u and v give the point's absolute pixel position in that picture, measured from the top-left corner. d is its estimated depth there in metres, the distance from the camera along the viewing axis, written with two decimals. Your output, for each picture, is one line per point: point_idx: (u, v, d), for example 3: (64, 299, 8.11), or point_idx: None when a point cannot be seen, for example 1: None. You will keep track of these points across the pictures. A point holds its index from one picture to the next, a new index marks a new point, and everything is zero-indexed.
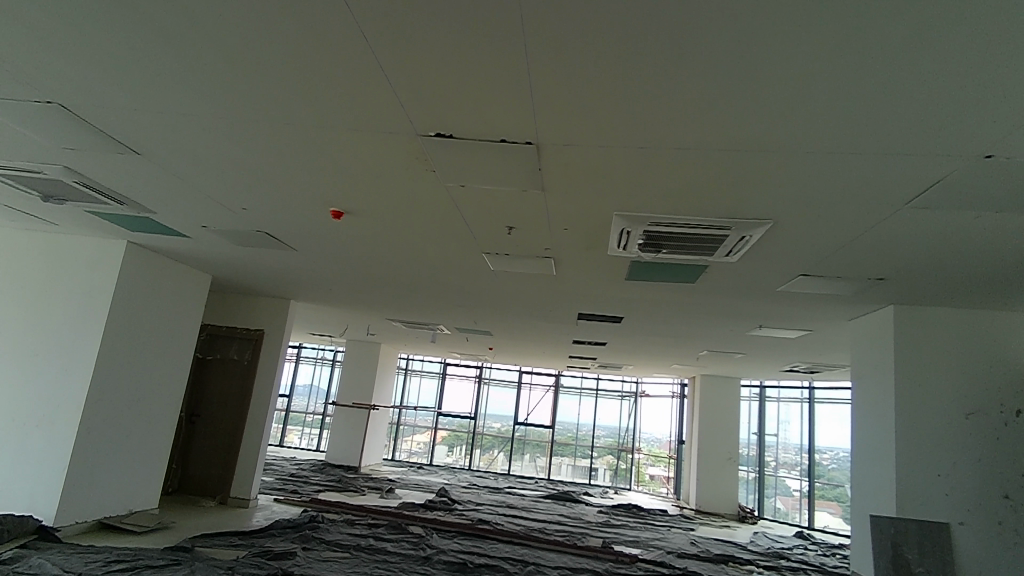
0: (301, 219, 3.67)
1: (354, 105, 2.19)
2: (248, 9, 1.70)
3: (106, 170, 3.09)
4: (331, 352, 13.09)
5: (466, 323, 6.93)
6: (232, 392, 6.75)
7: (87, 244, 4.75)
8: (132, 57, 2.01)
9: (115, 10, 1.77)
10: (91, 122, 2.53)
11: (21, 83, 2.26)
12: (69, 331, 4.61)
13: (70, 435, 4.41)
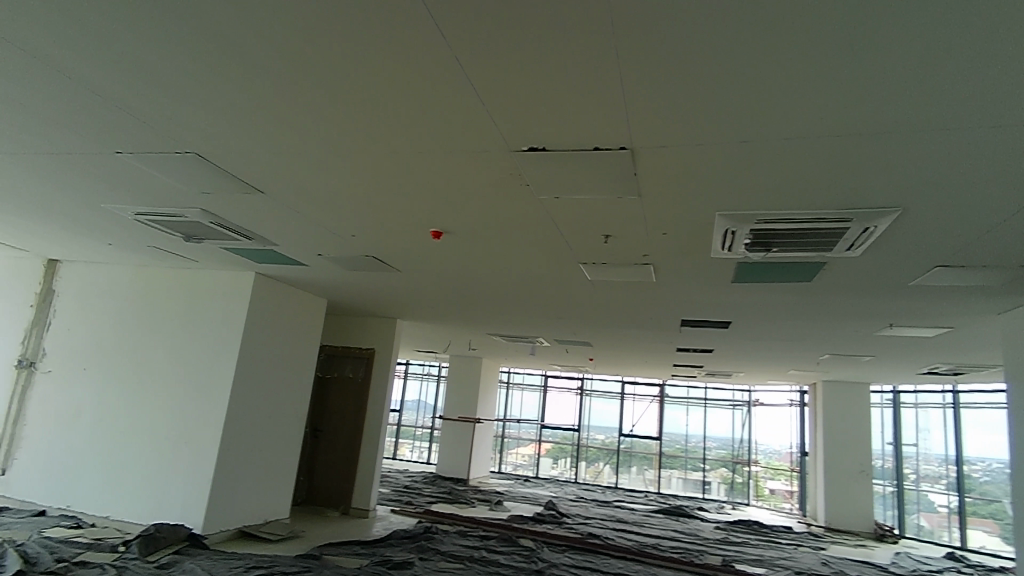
0: (404, 241, 3.85)
1: (449, 127, 2.26)
2: (349, 47, 1.81)
3: (234, 209, 3.41)
4: (436, 368, 13.52)
5: (565, 335, 6.90)
6: (349, 408, 7.17)
7: (222, 277, 5.27)
8: (251, 102, 2.20)
9: (236, 63, 1.95)
10: (221, 167, 2.82)
11: (165, 138, 2.56)
12: (208, 356, 5.12)
13: (212, 451, 4.88)
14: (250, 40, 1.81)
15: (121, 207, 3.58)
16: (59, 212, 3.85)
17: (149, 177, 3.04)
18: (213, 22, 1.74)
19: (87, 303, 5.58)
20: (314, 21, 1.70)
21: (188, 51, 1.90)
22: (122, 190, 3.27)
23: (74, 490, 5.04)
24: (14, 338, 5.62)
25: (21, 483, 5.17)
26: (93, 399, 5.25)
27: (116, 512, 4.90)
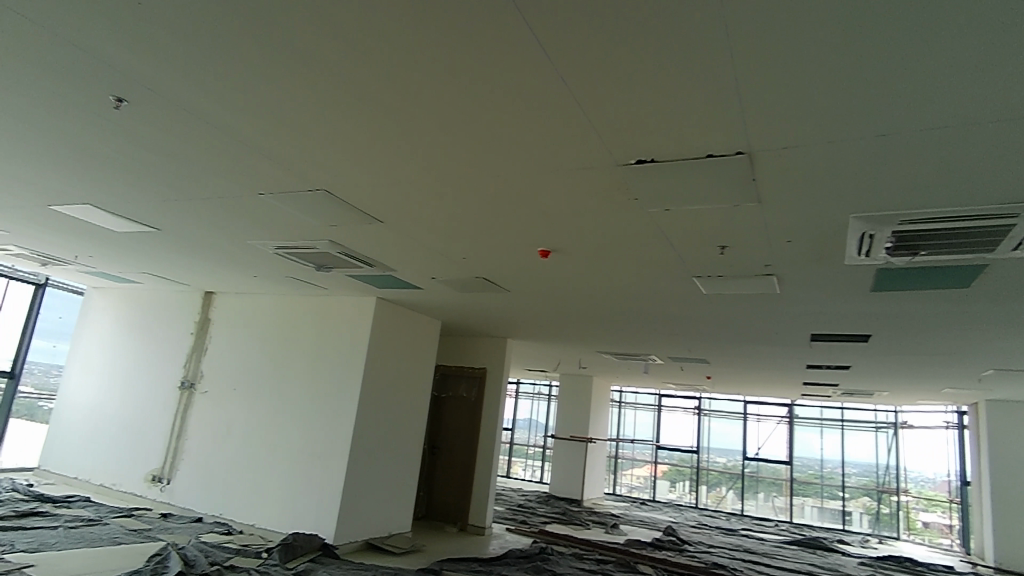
0: (513, 262, 3.90)
1: (555, 146, 2.25)
2: (457, 76, 1.86)
3: (357, 239, 3.65)
4: (547, 387, 13.51)
5: (680, 352, 6.61)
6: (464, 426, 7.35)
7: (348, 303, 5.67)
8: (370, 139, 2.34)
9: (356, 102, 2.08)
10: (345, 201, 3.04)
11: (298, 178, 2.80)
12: (336, 376, 5.50)
13: (341, 466, 5.20)
14: (368, 79, 1.93)
15: (263, 242, 3.96)
16: (213, 250, 4.34)
17: (285, 214, 3.33)
18: (335, 66, 1.87)
19: (236, 330, 6.23)
20: (424, 55, 1.77)
21: (315, 97, 2.07)
22: (263, 227, 3.62)
23: (226, 499, 5.58)
24: (179, 362, 6.39)
25: (183, 491, 5.81)
26: (241, 416, 5.81)
27: (260, 521, 5.35)
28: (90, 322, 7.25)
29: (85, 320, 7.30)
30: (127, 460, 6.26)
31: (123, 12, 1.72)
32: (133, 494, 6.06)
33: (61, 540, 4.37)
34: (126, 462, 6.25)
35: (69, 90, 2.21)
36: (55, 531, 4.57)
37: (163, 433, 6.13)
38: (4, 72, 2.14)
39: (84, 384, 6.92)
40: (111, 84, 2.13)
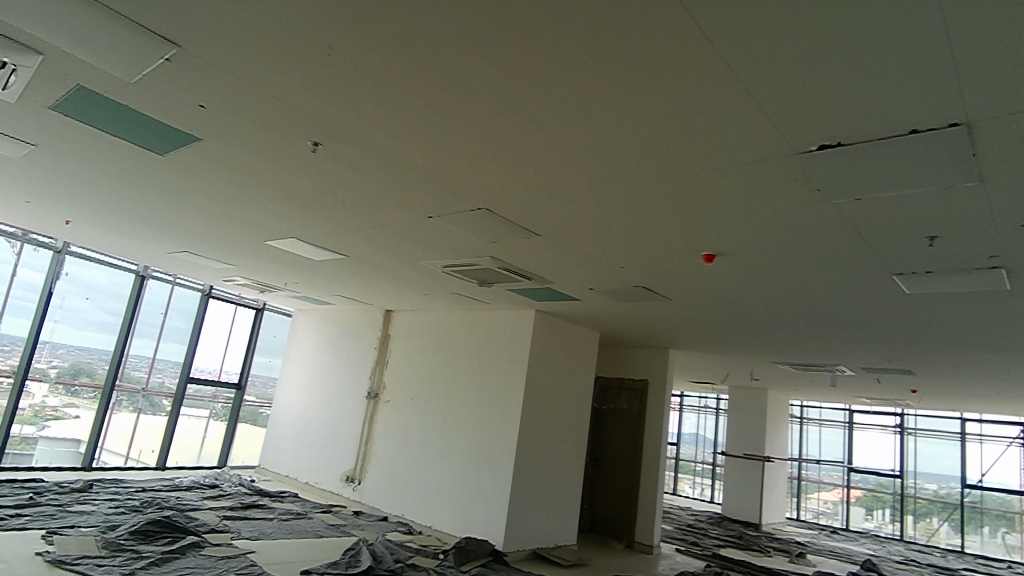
0: (676, 268, 3.71)
1: (721, 140, 2.08)
2: (609, 81, 1.80)
3: (517, 254, 3.74)
4: (714, 400, 12.72)
5: (874, 362, 5.80)
6: (626, 439, 7.17)
7: (508, 317, 5.86)
8: (525, 154, 2.38)
9: (513, 120, 2.11)
10: (505, 218, 3.13)
11: (461, 199, 2.94)
12: (500, 388, 5.68)
13: (507, 474, 5.34)
14: (523, 95, 1.94)
15: (432, 262, 4.24)
16: (390, 272, 4.74)
17: (451, 235, 3.53)
18: (492, 86, 1.91)
19: (411, 345, 6.75)
20: (577, 64, 1.73)
21: (473, 119, 2.15)
22: (433, 248, 3.87)
23: (406, 501, 6.02)
24: (365, 375, 7.07)
25: (371, 493, 6.40)
26: (418, 425, 6.26)
27: (436, 524, 5.68)
28: (296, 340, 8.35)
29: (292, 339, 8.42)
30: (326, 462, 7.04)
31: (311, 63, 1.93)
32: (331, 492, 6.81)
33: (277, 530, 5.04)
34: (324, 465, 7.05)
35: (274, 139, 2.55)
36: (271, 522, 5.28)
37: (354, 439, 6.82)
38: (226, 130, 2.53)
39: (292, 395, 7.98)
40: (303, 129, 2.41)
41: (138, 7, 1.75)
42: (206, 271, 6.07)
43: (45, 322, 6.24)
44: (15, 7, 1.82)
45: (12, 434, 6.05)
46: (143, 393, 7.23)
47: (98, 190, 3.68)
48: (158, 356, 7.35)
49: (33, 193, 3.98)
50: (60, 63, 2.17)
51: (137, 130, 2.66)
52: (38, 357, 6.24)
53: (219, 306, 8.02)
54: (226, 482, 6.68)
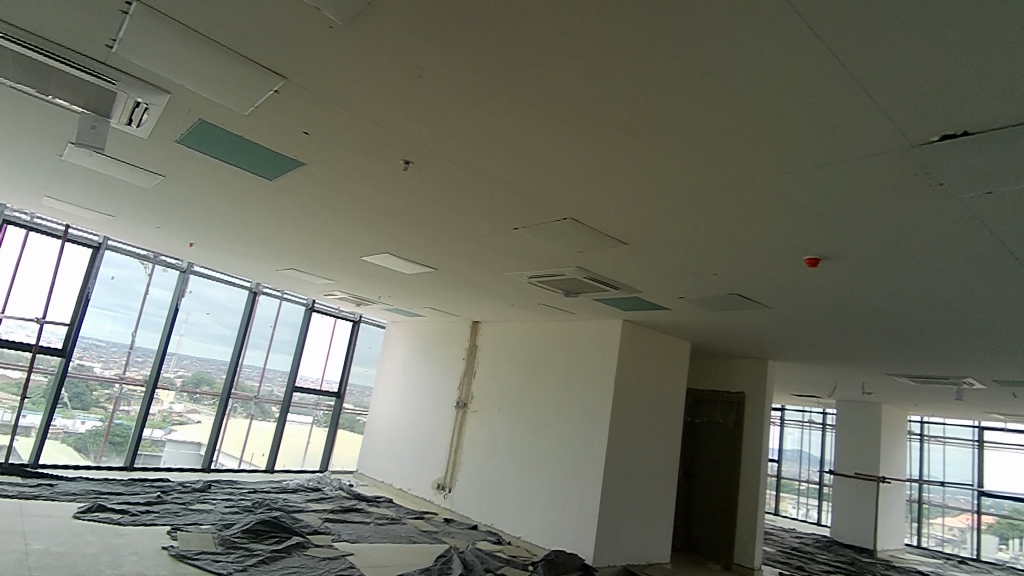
0: (775, 275, 3.49)
1: (826, 137, 1.93)
2: (703, 82, 1.72)
3: (604, 263, 3.68)
4: (820, 415, 11.88)
5: (1010, 375, 5.16)
6: (722, 455, 6.83)
7: (595, 327, 5.78)
8: (611, 162, 2.33)
9: (598, 128, 2.08)
10: (591, 227, 3.09)
11: (548, 209, 2.93)
12: (587, 399, 5.60)
13: (596, 488, 5.24)
14: (609, 103, 1.91)
15: (518, 273, 4.26)
16: (477, 284, 4.82)
17: (537, 245, 3.53)
18: (576, 95, 1.89)
19: (497, 356, 6.82)
20: (666, 67, 1.68)
21: (558, 129, 2.13)
22: (519, 259, 3.89)
23: (495, 511, 6.06)
24: (454, 385, 7.23)
25: (461, 501, 6.49)
26: (506, 435, 6.30)
27: (525, 535, 5.66)
28: (389, 352, 8.69)
29: (386, 350, 8.76)
30: (418, 469, 7.24)
31: (403, 85, 2.00)
32: (423, 499, 6.99)
33: (373, 534, 5.22)
34: (417, 472, 7.25)
35: (368, 159, 2.67)
36: (368, 526, 5.48)
37: (444, 447, 6.98)
38: (326, 153, 2.68)
39: (386, 404, 8.30)
40: (395, 148, 2.51)
41: (249, 45, 1.90)
42: (308, 286, 6.46)
43: (173, 335, 6.90)
44: (147, 52, 2.03)
45: (144, 436, 6.72)
46: (255, 400, 7.79)
47: (216, 215, 4.03)
48: (268, 366, 7.91)
49: (162, 219, 4.42)
50: (185, 100, 2.39)
51: (248, 158, 2.89)
52: (167, 366, 6.90)
53: (320, 319, 8.52)
54: (327, 486, 7.04)
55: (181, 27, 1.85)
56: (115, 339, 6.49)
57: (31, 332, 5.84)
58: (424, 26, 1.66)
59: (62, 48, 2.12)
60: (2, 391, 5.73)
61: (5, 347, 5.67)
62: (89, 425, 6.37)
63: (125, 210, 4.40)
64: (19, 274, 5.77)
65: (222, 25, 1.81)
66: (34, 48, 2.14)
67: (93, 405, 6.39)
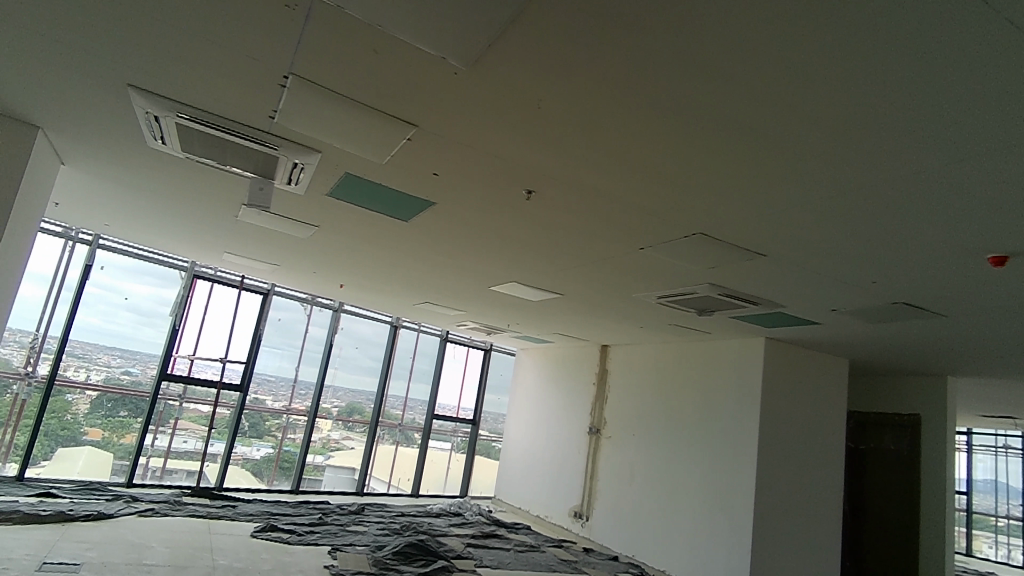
0: (950, 278, 3.05)
1: (1006, 119, 1.67)
2: (848, 77, 1.57)
3: (742, 278, 3.46)
4: (1019, 440, 10.10)
5: None
6: (896, 485, 6.02)
7: (734, 346, 5.43)
8: (743, 172, 2.20)
9: (727, 138, 1.98)
10: (726, 240, 2.92)
11: (677, 226, 2.83)
12: (731, 423, 5.25)
13: (746, 519, 4.85)
14: (739, 111, 1.81)
15: (648, 294, 4.14)
16: (606, 307, 4.76)
17: (668, 264, 3.41)
18: (701, 107, 1.82)
19: (629, 380, 6.65)
20: (801, 66, 1.56)
21: (683, 144, 2.06)
22: (649, 279, 3.77)
23: (637, 541, 5.82)
24: (586, 411, 7.15)
25: (601, 529, 6.33)
26: (644, 462, 6.08)
27: (670, 568, 5.37)
28: (521, 378, 8.82)
29: (517, 377, 8.91)
30: (554, 496, 7.21)
31: (525, 118, 2.05)
32: (561, 526, 6.93)
33: (514, 561, 5.25)
34: (554, 499, 7.21)
35: (494, 192, 2.77)
36: (509, 553, 5.53)
37: (579, 474, 6.90)
38: (455, 190, 2.82)
39: (520, 430, 8.41)
40: (519, 179, 2.58)
41: (385, 100, 2.06)
42: (442, 318, 6.80)
43: (328, 369, 7.58)
44: (302, 117, 2.28)
45: (308, 461, 7.39)
46: (400, 427, 8.27)
47: (361, 257, 4.38)
48: (410, 396, 8.39)
49: (317, 265, 4.91)
50: (332, 156, 2.66)
51: (388, 202, 3.12)
52: (325, 398, 7.58)
53: (455, 349, 8.91)
54: (468, 511, 7.23)
55: (327, 92, 2.07)
56: (282, 374, 7.26)
57: (216, 371, 6.72)
58: (543, 59, 1.70)
59: (237, 123, 2.46)
60: (195, 422, 6.61)
61: (197, 384, 6.57)
62: (263, 451, 7.13)
63: (287, 260, 4.96)
64: (207, 320, 6.68)
65: (363, 85, 1.99)
66: (216, 126, 2.50)
67: (265, 434, 7.14)
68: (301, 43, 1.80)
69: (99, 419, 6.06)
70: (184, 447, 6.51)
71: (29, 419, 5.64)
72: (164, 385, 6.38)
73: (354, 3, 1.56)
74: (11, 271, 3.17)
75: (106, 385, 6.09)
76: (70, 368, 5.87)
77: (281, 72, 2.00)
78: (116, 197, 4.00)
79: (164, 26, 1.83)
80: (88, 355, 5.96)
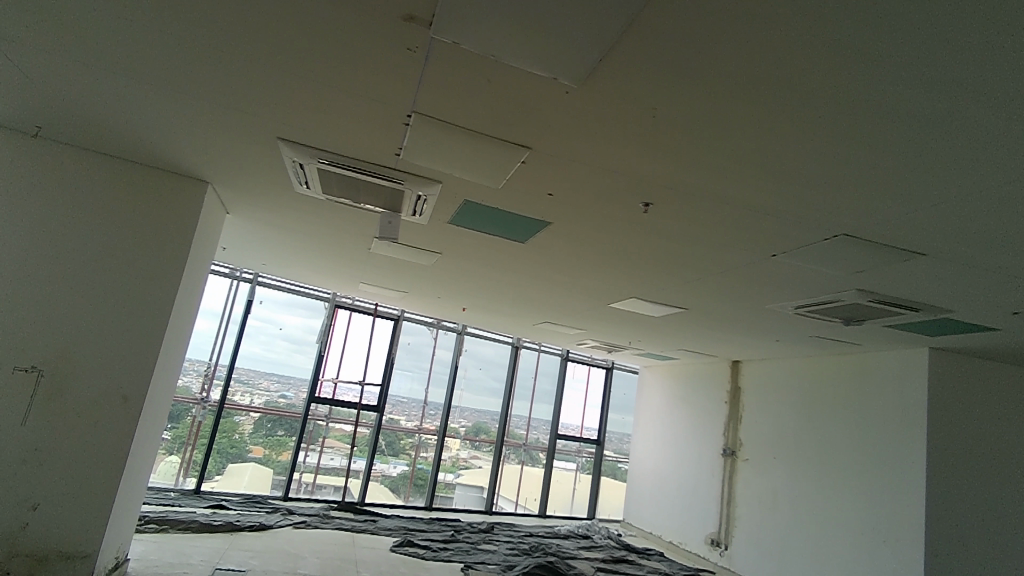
0: None
1: None
2: (1014, 50, 1.36)
3: (896, 281, 3.09)
4: None
5: None
6: None
7: (890, 358, 4.85)
8: (891, 165, 1.97)
9: (867, 132, 1.79)
10: (874, 241, 2.63)
11: (815, 228, 2.60)
12: (891, 445, 4.67)
13: (916, 556, 4.26)
14: (878, 101, 1.63)
15: (782, 304, 3.84)
16: (736, 320, 4.48)
17: (806, 270, 3.14)
18: (834, 100, 1.67)
19: (766, 397, 6.19)
20: (954, 45, 1.38)
21: (815, 142, 1.90)
22: (785, 287, 3.50)
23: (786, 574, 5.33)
24: (718, 431, 6.75)
25: (742, 559, 5.89)
26: (790, 487, 5.58)
27: None
28: (646, 397, 8.54)
29: (641, 396, 8.65)
30: (688, 521, 6.84)
31: (639, 130, 2.01)
32: (698, 554, 6.52)
33: None
34: (688, 524, 6.83)
35: (611, 207, 2.73)
36: None
37: (715, 499, 6.49)
38: (571, 208, 2.82)
39: (647, 451, 8.12)
40: (636, 192, 2.52)
41: (498, 127, 2.13)
42: (562, 337, 6.81)
43: (455, 390, 7.89)
44: (423, 151, 2.42)
45: (439, 479, 7.67)
46: (525, 447, 8.34)
47: (482, 280, 4.52)
48: (534, 416, 8.46)
49: (442, 290, 5.15)
50: (453, 186, 2.78)
51: (506, 225, 3.20)
52: (453, 418, 7.87)
53: (576, 368, 8.87)
54: (598, 534, 7.07)
55: (445, 126, 2.18)
56: (413, 395, 7.67)
57: (356, 393, 7.25)
58: (653, 69, 1.66)
59: (366, 163, 2.67)
60: (341, 441, 7.15)
61: (341, 405, 7.12)
62: (400, 468, 7.50)
63: (415, 287, 5.25)
64: (347, 347, 7.25)
65: (478, 114, 2.07)
66: (349, 168, 2.73)
67: (401, 452, 7.53)
68: (422, 82, 1.91)
69: (262, 438, 6.74)
70: (331, 464, 7.04)
71: (204, 438, 6.39)
72: (312, 407, 6.99)
73: (468, 39, 1.63)
74: (189, 308, 3.67)
75: (266, 407, 6.78)
76: (237, 392, 6.61)
77: (403, 112, 2.14)
78: (270, 239, 4.49)
79: (303, 83, 2.04)
80: (251, 380, 6.69)
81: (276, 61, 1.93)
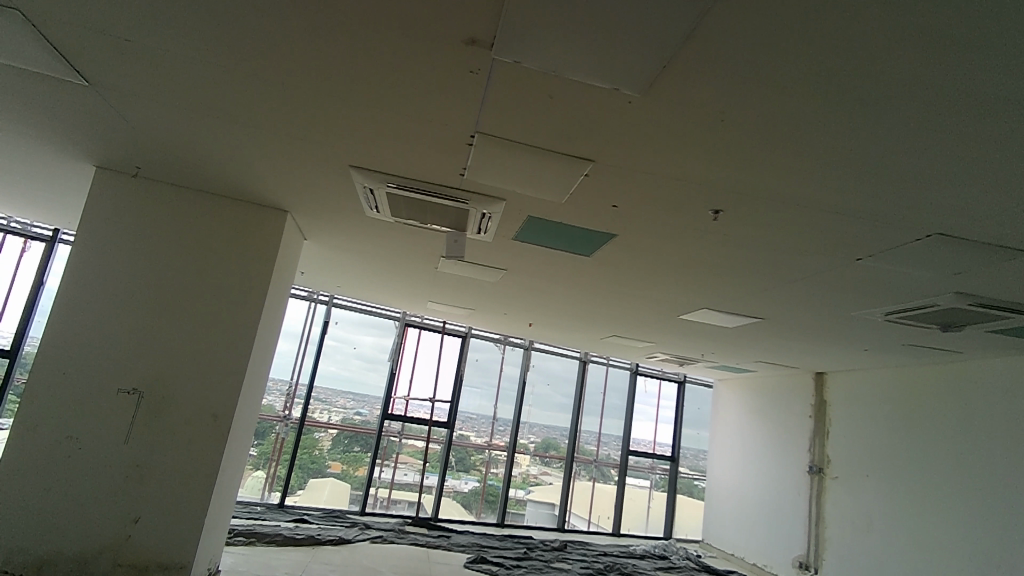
0: None
1: None
2: None
3: (1001, 282, 2.82)
4: None
5: None
6: None
7: (997, 366, 4.43)
8: (990, 158, 1.81)
9: (961, 123, 1.66)
10: (972, 240, 2.42)
11: (904, 229, 2.42)
12: (1002, 463, 4.24)
13: None
14: (971, 90, 1.51)
15: (869, 310, 3.59)
16: (818, 329, 4.24)
17: (896, 274, 2.92)
18: (919, 92, 1.55)
19: (855, 410, 5.79)
20: None
21: (900, 138, 1.78)
22: (872, 293, 3.27)
23: None
24: (803, 447, 6.37)
25: None
26: (885, 508, 5.17)
27: None
28: (721, 411, 8.20)
29: (716, 411, 8.31)
30: (773, 543, 6.47)
31: (705, 136, 1.96)
32: None
33: None
34: (773, 546, 6.46)
35: (679, 216, 2.66)
36: None
37: (802, 519, 6.11)
38: (637, 219, 2.77)
39: (725, 468, 7.77)
40: (705, 199, 2.44)
41: (560, 141, 2.13)
42: (631, 351, 6.67)
43: (523, 405, 7.89)
44: (487, 170, 2.46)
45: (510, 495, 7.64)
46: (596, 463, 8.19)
47: (548, 295, 4.51)
48: (604, 431, 8.31)
49: (509, 306, 5.18)
50: (517, 203, 2.80)
51: (570, 240, 3.18)
52: (522, 433, 7.85)
53: (646, 382, 8.66)
54: (675, 554, 6.80)
55: (508, 143, 2.20)
56: (482, 411, 7.72)
57: (427, 409, 7.39)
58: (718, 73, 1.61)
59: (431, 185, 2.74)
60: (413, 457, 7.28)
61: (412, 421, 7.27)
62: (471, 484, 7.53)
63: (482, 304, 5.31)
64: (417, 364, 7.41)
65: (540, 131, 2.07)
66: (416, 190, 2.81)
67: (472, 468, 7.57)
68: (483, 103, 1.95)
69: (339, 454, 6.96)
70: (405, 479, 7.17)
71: (286, 454, 6.68)
72: (386, 423, 7.18)
73: (527, 58, 1.64)
74: (272, 330, 3.86)
75: (343, 424, 7.01)
76: (316, 410, 6.88)
77: (466, 133, 2.18)
78: (344, 262, 4.69)
79: (370, 111, 2.13)
80: (328, 398, 6.96)
81: (344, 92, 2.02)
